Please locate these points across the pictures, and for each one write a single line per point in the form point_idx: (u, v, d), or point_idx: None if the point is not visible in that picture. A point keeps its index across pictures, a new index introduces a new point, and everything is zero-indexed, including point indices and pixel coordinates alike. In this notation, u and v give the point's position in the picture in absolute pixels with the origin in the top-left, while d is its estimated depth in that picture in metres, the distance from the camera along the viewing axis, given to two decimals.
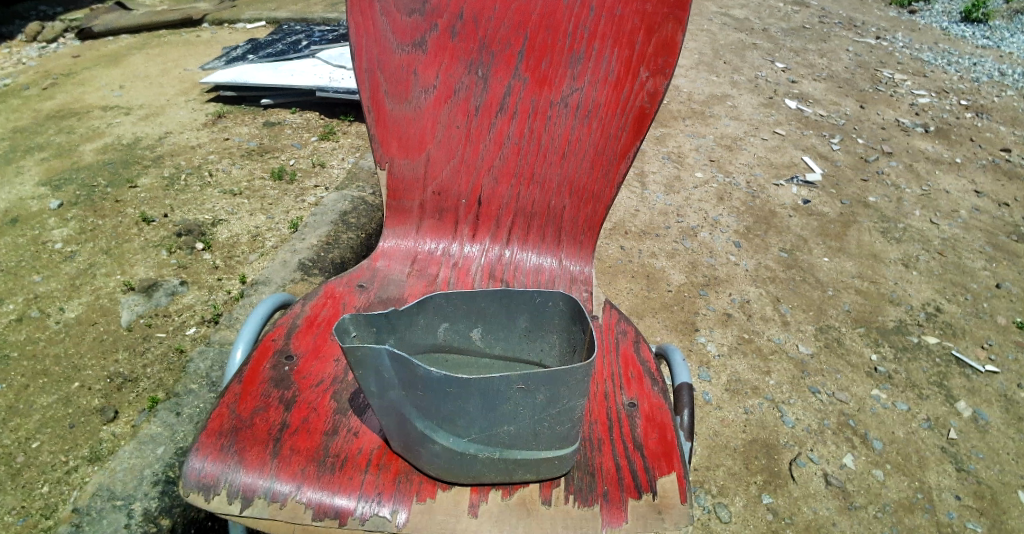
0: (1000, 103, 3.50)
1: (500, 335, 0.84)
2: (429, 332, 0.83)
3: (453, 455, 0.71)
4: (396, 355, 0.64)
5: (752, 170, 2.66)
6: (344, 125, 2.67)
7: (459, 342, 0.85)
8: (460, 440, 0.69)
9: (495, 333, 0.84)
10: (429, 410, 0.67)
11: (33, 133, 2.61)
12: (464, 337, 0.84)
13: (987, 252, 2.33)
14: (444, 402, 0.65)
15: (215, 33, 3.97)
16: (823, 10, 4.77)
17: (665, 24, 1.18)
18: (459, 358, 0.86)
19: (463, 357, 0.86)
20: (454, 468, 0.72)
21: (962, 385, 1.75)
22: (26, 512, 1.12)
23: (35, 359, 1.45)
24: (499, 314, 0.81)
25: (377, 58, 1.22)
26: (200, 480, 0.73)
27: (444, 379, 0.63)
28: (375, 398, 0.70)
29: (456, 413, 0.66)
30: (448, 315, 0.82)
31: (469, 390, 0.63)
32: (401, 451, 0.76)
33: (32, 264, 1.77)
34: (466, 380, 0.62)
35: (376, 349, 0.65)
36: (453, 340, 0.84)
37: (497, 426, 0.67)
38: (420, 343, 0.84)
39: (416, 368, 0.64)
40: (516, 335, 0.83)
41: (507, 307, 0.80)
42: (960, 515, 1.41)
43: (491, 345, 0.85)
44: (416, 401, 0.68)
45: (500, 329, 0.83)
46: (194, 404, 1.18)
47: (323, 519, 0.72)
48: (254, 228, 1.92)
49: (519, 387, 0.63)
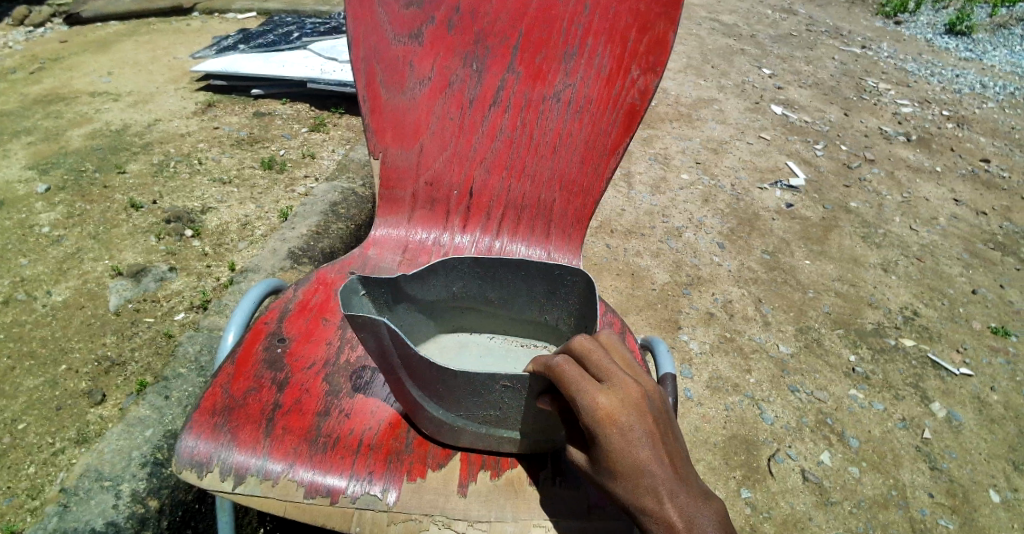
0: (980, 115, 3.59)
1: (515, 298, 0.91)
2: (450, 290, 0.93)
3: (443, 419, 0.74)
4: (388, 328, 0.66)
5: (737, 173, 2.70)
6: (335, 117, 2.66)
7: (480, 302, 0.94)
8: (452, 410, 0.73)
9: (509, 294, 0.91)
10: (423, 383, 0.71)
11: (19, 116, 2.58)
12: (482, 297, 0.93)
13: (964, 259, 2.39)
14: (437, 379, 0.68)
15: (205, 22, 3.94)
16: (811, 18, 4.85)
17: (659, 22, 1.22)
18: (482, 312, 0.96)
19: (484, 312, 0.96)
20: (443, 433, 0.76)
21: (937, 387, 1.80)
22: (12, 492, 1.12)
23: (21, 341, 1.44)
24: (514, 279, 0.88)
25: (375, 48, 1.24)
26: (193, 457, 0.75)
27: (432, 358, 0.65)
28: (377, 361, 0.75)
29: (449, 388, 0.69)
30: (466, 276, 0.91)
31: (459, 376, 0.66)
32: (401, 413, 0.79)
33: (18, 247, 1.75)
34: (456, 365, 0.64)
35: (375, 320, 0.66)
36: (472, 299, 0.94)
37: (488, 406, 0.70)
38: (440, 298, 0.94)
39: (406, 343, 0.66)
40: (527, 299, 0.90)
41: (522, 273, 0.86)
42: (932, 513, 1.45)
43: (506, 306, 0.94)
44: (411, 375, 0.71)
45: (514, 292, 0.90)
46: (183, 388, 1.18)
47: (315, 496, 0.74)
48: (244, 217, 1.92)
49: (504, 384, 0.65)
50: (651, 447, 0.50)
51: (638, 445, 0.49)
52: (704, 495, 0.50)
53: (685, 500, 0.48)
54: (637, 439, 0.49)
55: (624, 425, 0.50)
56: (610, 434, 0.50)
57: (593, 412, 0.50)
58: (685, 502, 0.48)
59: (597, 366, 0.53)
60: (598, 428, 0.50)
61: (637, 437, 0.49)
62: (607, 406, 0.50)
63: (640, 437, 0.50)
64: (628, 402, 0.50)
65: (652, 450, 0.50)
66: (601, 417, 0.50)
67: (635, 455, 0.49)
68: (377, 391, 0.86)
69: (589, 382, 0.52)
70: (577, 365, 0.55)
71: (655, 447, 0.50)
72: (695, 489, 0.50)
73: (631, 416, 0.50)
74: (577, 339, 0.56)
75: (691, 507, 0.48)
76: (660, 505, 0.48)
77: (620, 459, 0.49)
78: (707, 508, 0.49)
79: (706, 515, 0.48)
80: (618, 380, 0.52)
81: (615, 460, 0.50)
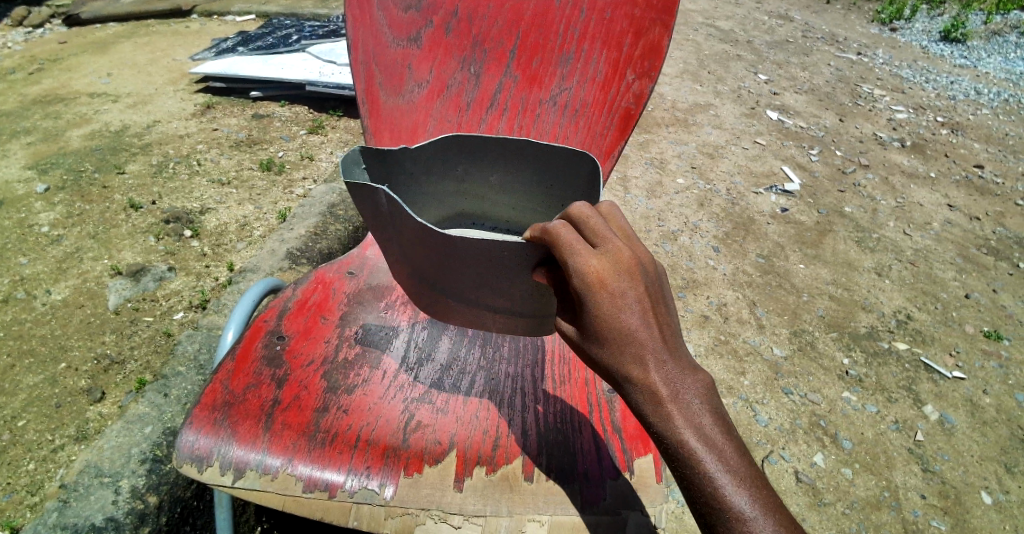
0: (974, 121, 3.62)
1: (516, 183, 0.92)
2: (455, 175, 0.95)
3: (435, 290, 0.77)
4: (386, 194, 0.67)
5: (732, 178, 2.72)
6: (334, 119, 2.68)
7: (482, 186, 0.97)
8: (444, 284, 0.75)
9: (509, 179, 0.93)
10: (418, 256, 0.73)
11: (18, 117, 2.59)
12: (484, 179, 0.95)
13: (958, 263, 2.42)
14: (429, 252, 0.70)
15: (204, 24, 3.96)
16: (807, 25, 4.89)
17: (653, 28, 1.26)
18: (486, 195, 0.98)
19: (487, 196, 0.98)
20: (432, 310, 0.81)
21: (929, 390, 1.82)
22: (11, 488, 1.13)
23: (21, 339, 1.45)
24: (516, 160, 0.88)
25: (373, 50, 1.23)
26: (193, 452, 0.77)
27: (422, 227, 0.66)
28: (378, 233, 0.76)
29: (441, 263, 0.71)
30: (464, 158, 0.92)
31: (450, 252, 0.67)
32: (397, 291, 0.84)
33: (18, 246, 1.76)
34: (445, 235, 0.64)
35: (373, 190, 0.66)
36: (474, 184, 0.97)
37: (477, 283, 0.70)
38: (445, 183, 0.97)
39: (402, 210, 0.66)
40: (528, 183, 0.91)
41: (522, 153, 0.86)
42: (925, 514, 1.47)
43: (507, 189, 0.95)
44: (408, 245, 0.72)
45: (516, 174, 0.91)
46: (182, 386, 1.18)
47: (313, 491, 0.76)
48: (242, 218, 1.93)
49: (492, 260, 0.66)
50: (641, 314, 0.50)
51: (629, 312, 0.49)
52: (693, 367, 0.52)
53: (673, 371, 0.50)
54: (628, 307, 0.49)
55: (615, 291, 0.49)
56: (600, 299, 0.49)
57: (584, 276, 0.50)
58: (674, 372, 0.50)
59: (592, 231, 0.52)
60: (587, 292, 0.49)
61: (628, 305, 0.49)
62: (598, 270, 0.50)
63: (630, 304, 0.49)
64: (621, 268, 0.49)
65: (644, 317, 0.50)
66: (592, 281, 0.49)
67: (624, 323, 0.49)
68: (373, 389, 0.87)
69: (582, 245, 0.51)
70: (571, 227, 0.52)
71: (645, 316, 0.50)
72: (684, 359, 0.51)
73: (623, 283, 0.49)
74: (573, 202, 0.53)
75: (677, 377, 0.50)
76: (647, 373, 0.50)
77: (609, 328, 0.50)
78: (692, 378, 0.51)
79: (692, 386, 0.51)
80: (612, 245, 0.50)
81: (604, 327, 0.50)
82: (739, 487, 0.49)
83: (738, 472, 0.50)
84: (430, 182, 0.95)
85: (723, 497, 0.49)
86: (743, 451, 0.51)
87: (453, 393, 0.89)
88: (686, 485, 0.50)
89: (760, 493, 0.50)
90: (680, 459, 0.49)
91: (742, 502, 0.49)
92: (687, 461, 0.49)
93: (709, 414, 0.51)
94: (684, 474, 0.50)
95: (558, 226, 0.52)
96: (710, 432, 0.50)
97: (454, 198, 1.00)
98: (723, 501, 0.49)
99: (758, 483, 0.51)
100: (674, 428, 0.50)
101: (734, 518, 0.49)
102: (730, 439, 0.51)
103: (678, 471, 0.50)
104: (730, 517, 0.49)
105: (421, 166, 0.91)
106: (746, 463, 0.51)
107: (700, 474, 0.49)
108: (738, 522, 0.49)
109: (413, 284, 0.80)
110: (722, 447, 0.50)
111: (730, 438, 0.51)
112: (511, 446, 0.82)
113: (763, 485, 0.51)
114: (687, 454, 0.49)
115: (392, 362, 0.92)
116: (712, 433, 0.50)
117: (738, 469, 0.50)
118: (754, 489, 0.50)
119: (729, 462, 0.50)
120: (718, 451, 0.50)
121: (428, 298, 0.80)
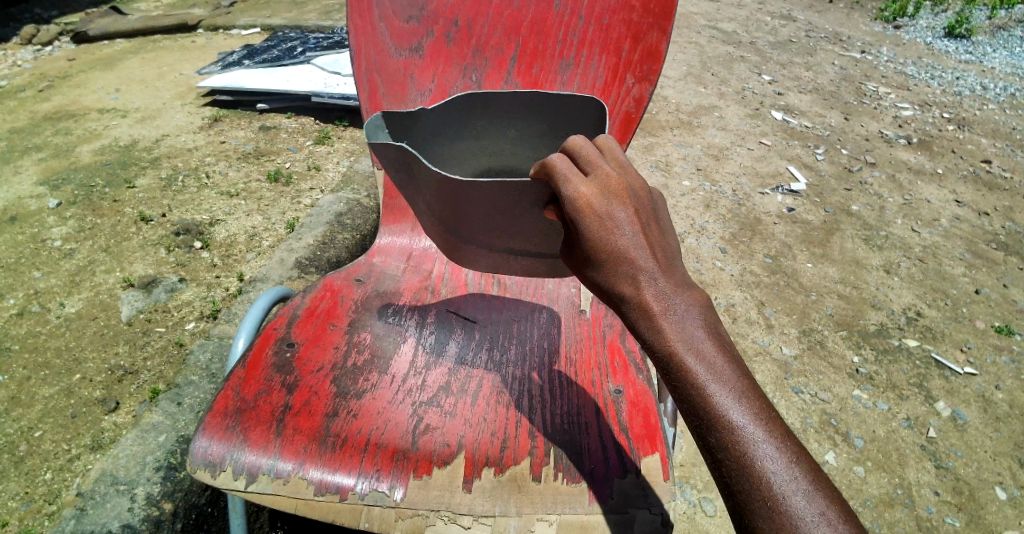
0: (981, 116, 3.60)
1: (530, 135, 0.98)
2: (472, 132, 1.01)
3: (459, 240, 0.89)
4: (405, 152, 0.76)
5: (738, 179, 2.72)
6: (340, 130, 2.71)
7: (499, 142, 1.02)
8: (466, 234, 0.87)
9: (524, 130, 0.98)
10: (440, 209, 0.83)
11: (30, 134, 2.64)
12: (500, 135, 1.00)
13: (967, 259, 2.40)
14: (449, 207, 0.81)
15: (210, 39, 4.01)
16: (810, 24, 4.89)
17: (650, 33, 1.24)
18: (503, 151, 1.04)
19: (504, 151, 1.03)
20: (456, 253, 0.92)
21: (941, 386, 1.81)
22: (30, 497, 1.15)
23: (36, 351, 1.48)
24: (527, 112, 0.94)
25: (376, 60, 1.27)
26: (206, 457, 0.78)
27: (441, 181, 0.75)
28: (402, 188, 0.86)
29: (462, 213, 0.82)
30: (479, 114, 0.98)
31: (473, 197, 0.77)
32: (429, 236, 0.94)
33: (31, 261, 1.79)
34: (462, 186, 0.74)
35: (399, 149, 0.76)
36: (491, 141, 1.02)
37: (497, 227, 0.82)
38: (463, 142, 1.03)
39: (420, 165, 0.75)
40: (540, 133, 0.96)
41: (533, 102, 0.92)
42: (938, 510, 1.46)
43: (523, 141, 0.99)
44: (431, 200, 0.82)
45: (528, 126, 0.96)
46: (195, 395, 1.20)
47: (325, 493, 0.76)
48: (251, 228, 1.96)
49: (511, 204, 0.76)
50: (629, 232, 0.56)
51: (615, 230, 0.56)
52: (686, 286, 0.55)
53: (663, 288, 0.55)
54: (616, 227, 0.56)
55: (600, 212, 0.56)
56: (589, 222, 0.57)
57: (574, 201, 0.58)
58: (663, 289, 0.55)
59: (585, 163, 0.60)
60: (578, 217, 0.57)
61: (616, 225, 0.56)
62: (586, 196, 0.58)
63: (618, 225, 0.56)
64: (607, 192, 0.57)
65: (632, 238, 0.56)
66: (581, 206, 0.57)
67: (613, 241, 0.56)
68: (382, 394, 0.90)
69: (577, 177, 0.60)
70: (568, 163, 0.61)
71: (634, 234, 0.56)
72: (675, 279, 0.55)
73: (610, 206, 0.57)
74: (571, 142, 0.62)
75: (668, 293, 0.54)
76: (637, 288, 0.55)
77: (601, 247, 0.56)
78: (684, 295, 0.55)
79: (683, 303, 0.54)
80: (602, 175, 0.59)
81: (596, 246, 0.56)
82: (733, 401, 0.51)
83: (734, 386, 0.52)
84: (449, 142, 1.01)
85: (717, 408, 0.51)
86: (741, 369, 0.53)
87: (460, 397, 0.92)
88: (682, 400, 0.53)
89: (757, 407, 0.51)
90: (673, 370, 0.52)
91: (736, 414, 0.51)
92: (679, 373, 0.52)
93: (703, 330, 0.54)
94: (679, 387, 0.52)
95: (556, 162, 0.61)
96: (703, 346, 0.53)
97: (475, 156, 1.06)
98: (717, 411, 0.51)
99: (755, 399, 0.52)
100: (665, 341, 0.53)
101: (728, 428, 0.50)
102: (724, 355, 0.53)
103: (674, 384, 0.53)
104: (723, 427, 0.50)
105: (437, 126, 0.97)
106: (742, 379, 0.52)
107: (692, 385, 0.51)
108: (732, 432, 0.50)
109: (441, 236, 0.92)
110: (715, 361, 0.52)
111: (725, 355, 0.53)
112: (518, 446, 0.84)
113: (763, 402, 0.52)
114: (680, 365, 0.52)
115: (400, 367, 0.95)
116: (705, 347, 0.53)
117: (733, 383, 0.52)
118: (750, 403, 0.51)
119: (723, 376, 0.52)
120: (708, 361, 0.52)
121: (451, 248, 0.91)
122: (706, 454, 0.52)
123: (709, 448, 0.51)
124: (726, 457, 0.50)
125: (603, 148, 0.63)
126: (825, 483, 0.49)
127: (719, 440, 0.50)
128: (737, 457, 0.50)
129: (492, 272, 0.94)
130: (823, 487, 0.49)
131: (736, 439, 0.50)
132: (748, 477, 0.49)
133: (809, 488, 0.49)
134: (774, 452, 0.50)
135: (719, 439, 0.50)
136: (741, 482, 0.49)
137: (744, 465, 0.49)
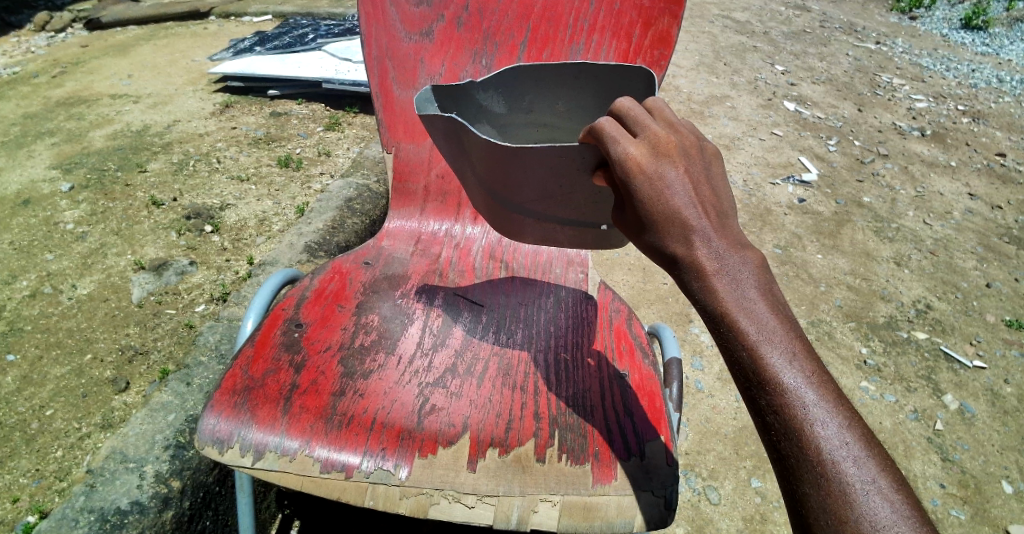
0: (997, 109, 3.54)
1: (582, 107, 0.95)
2: (522, 106, 1.00)
3: (506, 207, 0.90)
4: (453, 121, 0.79)
5: (749, 169, 2.70)
6: (350, 116, 2.71)
7: (549, 115, 0.99)
8: (510, 200, 0.88)
9: (574, 103, 0.95)
10: (488, 176, 0.85)
11: (43, 119, 2.66)
12: (551, 108, 0.98)
13: (978, 253, 2.37)
14: (500, 172, 0.82)
15: (221, 26, 4.01)
16: (824, 15, 4.83)
17: (662, 18, 1.21)
18: (552, 128, 1.01)
19: (556, 126, 1.01)
20: (504, 225, 0.95)
21: (949, 379, 1.79)
22: (41, 474, 1.18)
23: (48, 332, 1.50)
24: (580, 82, 0.92)
25: (387, 46, 1.28)
26: (214, 434, 0.79)
27: (490, 148, 0.78)
28: (449, 155, 0.88)
29: (509, 180, 0.83)
30: (528, 86, 0.96)
31: (526, 163, 0.78)
32: (483, 208, 0.96)
33: (45, 243, 1.81)
34: (511, 152, 0.76)
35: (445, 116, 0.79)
36: (542, 113, 1.00)
37: (543, 194, 0.83)
38: (514, 116, 1.02)
39: (467, 131, 0.78)
40: (591, 104, 0.94)
41: (584, 72, 0.90)
42: (943, 503, 1.46)
43: (571, 117, 0.97)
44: (479, 166, 0.85)
45: (580, 98, 0.94)
46: (204, 375, 1.21)
47: (330, 471, 0.77)
48: (262, 213, 1.97)
49: (554, 169, 0.76)
50: (682, 191, 0.55)
51: (667, 187, 0.54)
52: (739, 244, 0.54)
53: (716, 246, 0.53)
54: (666, 185, 0.55)
55: (650, 171, 0.55)
56: (639, 181, 0.55)
57: (624, 160, 0.56)
58: (717, 247, 0.53)
59: (634, 122, 0.59)
60: (627, 175, 0.56)
61: (666, 183, 0.55)
62: (636, 156, 0.56)
63: (669, 182, 0.55)
64: (656, 151, 0.56)
65: (683, 195, 0.54)
66: (631, 166, 0.56)
67: (664, 198, 0.54)
68: (389, 376, 0.90)
69: (625, 137, 0.58)
70: (616, 122, 0.60)
71: (687, 193, 0.55)
72: (729, 237, 0.54)
73: (660, 164, 0.55)
74: (617, 102, 0.61)
75: (721, 251, 0.53)
76: (689, 247, 0.53)
77: (654, 202, 0.54)
78: (738, 254, 0.53)
79: (736, 261, 0.53)
80: (651, 133, 0.57)
81: (649, 202, 0.55)
82: (788, 364, 0.49)
83: (787, 349, 0.50)
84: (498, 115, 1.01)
85: (769, 370, 0.49)
86: (795, 331, 0.51)
87: (467, 378, 0.93)
88: (731, 361, 0.51)
89: (812, 371, 0.49)
90: (723, 329, 0.51)
91: (790, 377, 0.49)
92: (731, 333, 0.50)
93: (757, 288, 0.52)
94: (728, 346, 0.51)
95: (601, 120, 0.60)
96: (756, 306, 0.51)
97: (523, 130, 1.03)
98: (769, 374, 0.49)
99: (809, 363, 0.50)
100: (719, 299, 0.51)
101: (782, 392, 0.48)
102: (777, 315, 0.51)
103: (725, 344, 0.51)
104: (775, 390, 0.48)
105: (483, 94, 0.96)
106: (796, 341, 0.50)
107: (743, 346, 0.50)
108: (784, 396, 0.48)
109: (489, 204, 0.93)
110: (767, 323, 0.51)
111: (779, 315, 0.51)
112: (524, 428, 0.85)
113: (817, 363, 0.50)
114: (731, 326, 0.50)
115: (407, 349, 0.96)
116: (759, 307, 0.51)
117: (786, 345, 0.50)
118: (804, 367, 0.49)
119: (776, 338, 0.50)
120: (759, 319, 0.50)
121: (501, 215, 0.93)
122: (753, 413, 0.51)
123: (759, 412, 0.50)
124: (774, 421, 0.48)
125: (651, 109, 0.62)
126: (878, 450, 0.48)
127: (772, 401, 0.49)
128: (788, 422, 0.48)
129: (539, 240, 0.95)
130: (875, 454, 0.47)
131: (788, 403, 0.48)
132: (799, 441, 0.47)
133: (862, 455, 0.47)
134: (828, 417, 0.48)
135: (771, 401, 0.49)
136: (790, 446, 0.48)
137: (794, 429, 0.48)
